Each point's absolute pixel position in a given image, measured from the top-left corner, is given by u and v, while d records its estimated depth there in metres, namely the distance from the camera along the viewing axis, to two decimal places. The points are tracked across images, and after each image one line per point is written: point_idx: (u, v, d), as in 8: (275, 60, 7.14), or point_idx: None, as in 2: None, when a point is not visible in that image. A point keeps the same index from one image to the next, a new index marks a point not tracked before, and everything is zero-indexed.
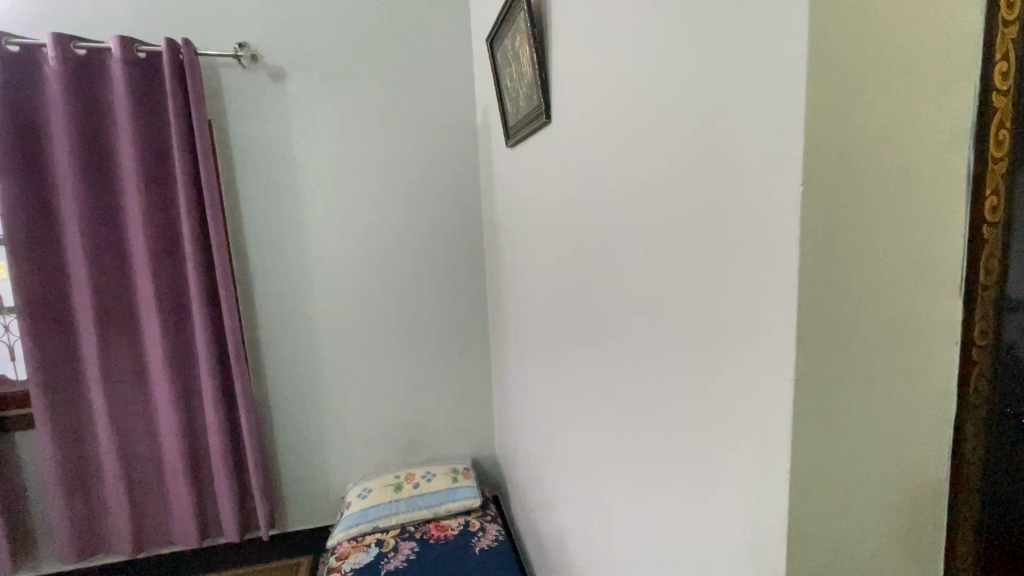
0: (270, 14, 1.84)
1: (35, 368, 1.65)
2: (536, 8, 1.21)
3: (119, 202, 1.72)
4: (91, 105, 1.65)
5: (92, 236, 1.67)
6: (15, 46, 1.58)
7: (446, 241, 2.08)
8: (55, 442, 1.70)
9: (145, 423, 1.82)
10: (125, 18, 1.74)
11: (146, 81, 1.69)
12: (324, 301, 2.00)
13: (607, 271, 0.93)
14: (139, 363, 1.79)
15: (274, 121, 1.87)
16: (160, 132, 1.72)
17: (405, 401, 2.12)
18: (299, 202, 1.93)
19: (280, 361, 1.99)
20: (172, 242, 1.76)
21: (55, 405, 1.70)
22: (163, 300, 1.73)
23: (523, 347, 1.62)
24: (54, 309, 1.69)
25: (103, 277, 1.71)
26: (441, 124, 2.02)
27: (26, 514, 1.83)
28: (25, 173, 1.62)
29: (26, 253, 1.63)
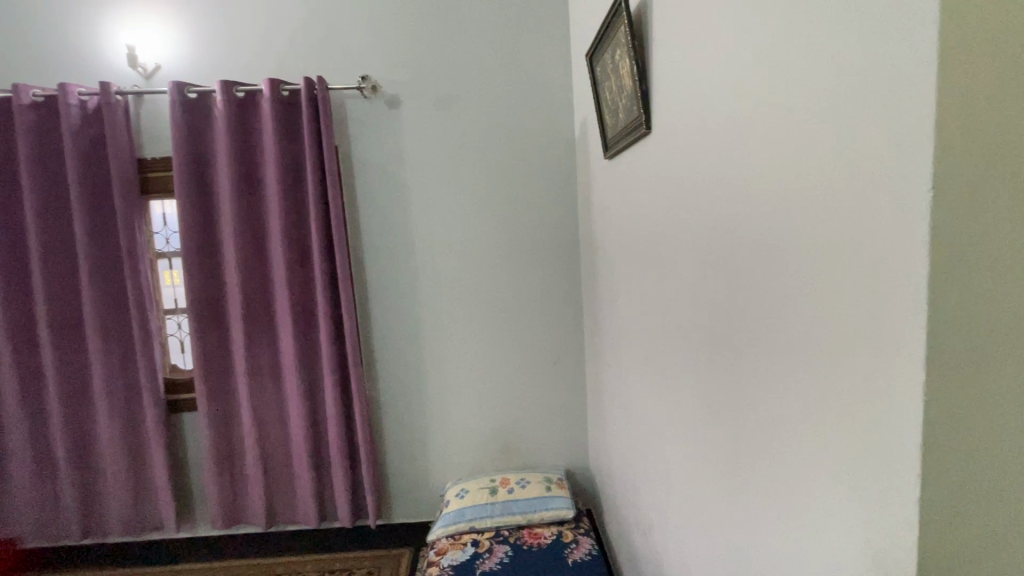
0: (389, 49, 2.03)
1: (198, 359, 1.97)
2: (637, 21, 1.22)
3: (263, 220, 1.99)
4: (245, 137, 1.95)
5: (242, 249, 1.95)
6: (193, 93, 1.92)
7: (543, 252, 2.12)
8: (210, 423, 2.00)
9: (278, 412, 2.07)
10: (272, 62, 2.03)
11: (288, 115, 1.95)
12: (428, 308, 2.14)
13: (709, 283, 0.91)
14: (275, 359, 2.05)
15: (390, 144, 2.07)
16: (297, 158, 1.97)
17: (502, 407, 2.19)
18: (409, 217, 2.10)
19: (389, 362, 2.16)
20: (304, 254, 2.00)
21: (211, 392, 2.01)
22: (295, 304, 1.97)
23: (620, 358, 1.61)
24: (213, 310, 2.01)
25: (251, 285, 1.98)
26: (540, 138, 2.08)
27: (188, 482, 2.17)
28: (197, 197, 1.95)
29: (196, 263, 1.95)
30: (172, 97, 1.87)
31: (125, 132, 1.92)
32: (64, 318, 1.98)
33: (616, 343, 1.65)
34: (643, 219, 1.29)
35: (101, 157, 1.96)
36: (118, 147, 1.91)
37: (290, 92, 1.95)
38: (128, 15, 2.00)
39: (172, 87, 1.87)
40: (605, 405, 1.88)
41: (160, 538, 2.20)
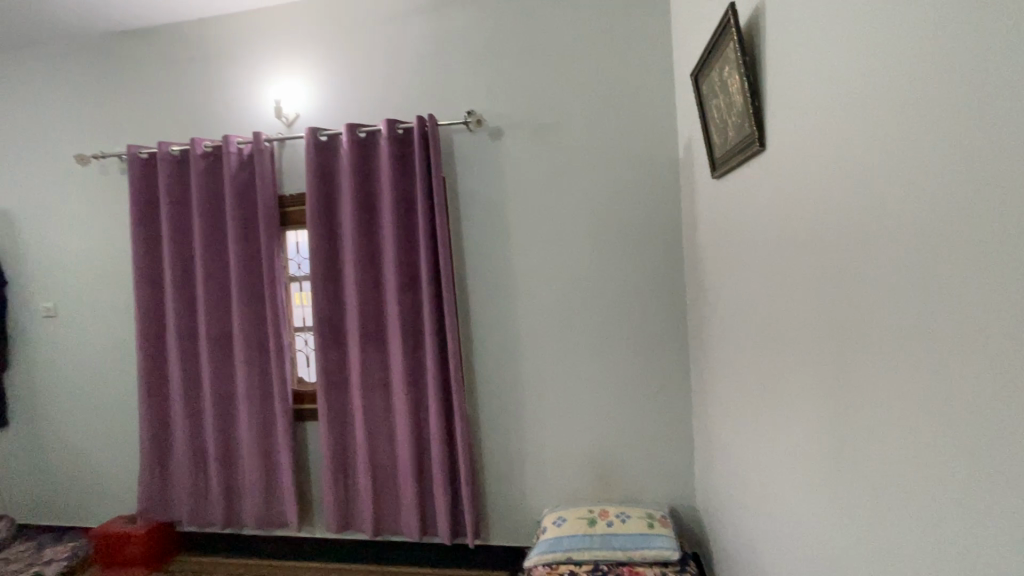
0: (493, 85, 2.15)
1: (321, 373, 2.17)
2: (746, 35, 1.17)
3: (379, 247, 2.17)
4: (365, 172, 2.15)
5: (360, 273, 2.14)
6: (324, 136, 2.18)
7: (644, 277, 2.06)
8: (329, 432, 2.19)
9: (387, 426, 2.21)
10: (389, 105, 2.24)
11: (402, 151, 2.13)
12: (527, 331, 2.17)
13: (832, 310, 0.82)
14: (386, 375, 2.20)
15: (492, 173, 2.16)
16: (409, 190, 2.13)
17: (600, 436, 2.13)
18: (509, 242, 2.16)
19: (488, 383, 2.21)
20: (413, 278, 2.14)
21: (331, 403, 2.20)
22: (404, 324, 2.11)
23: (731, 390, 1.49)
24: (335, 329, 2.21)
25: (367, 306, 2.16)
26: (641, 161, 2.05)
27: (308, 486, 2.38)
28: (324, 228, 2.18)
29: (321, 286, 2.18)
30: (307, 140, 2.14)
31: (270, 172, 2.22)
32: (218, 333, 2.31)
33: (725, 373, 1.54)
34: (755, 240, 1.20)
35: (251, 195, 2.28)
36: (264, 186, 2.21)
37: (404, 130, 2.13)
38: (276, 74, 2.34)
39: (307, 132, 2.13)
40: (713, 439, 1.75)
41: (285, 536, 2.42)
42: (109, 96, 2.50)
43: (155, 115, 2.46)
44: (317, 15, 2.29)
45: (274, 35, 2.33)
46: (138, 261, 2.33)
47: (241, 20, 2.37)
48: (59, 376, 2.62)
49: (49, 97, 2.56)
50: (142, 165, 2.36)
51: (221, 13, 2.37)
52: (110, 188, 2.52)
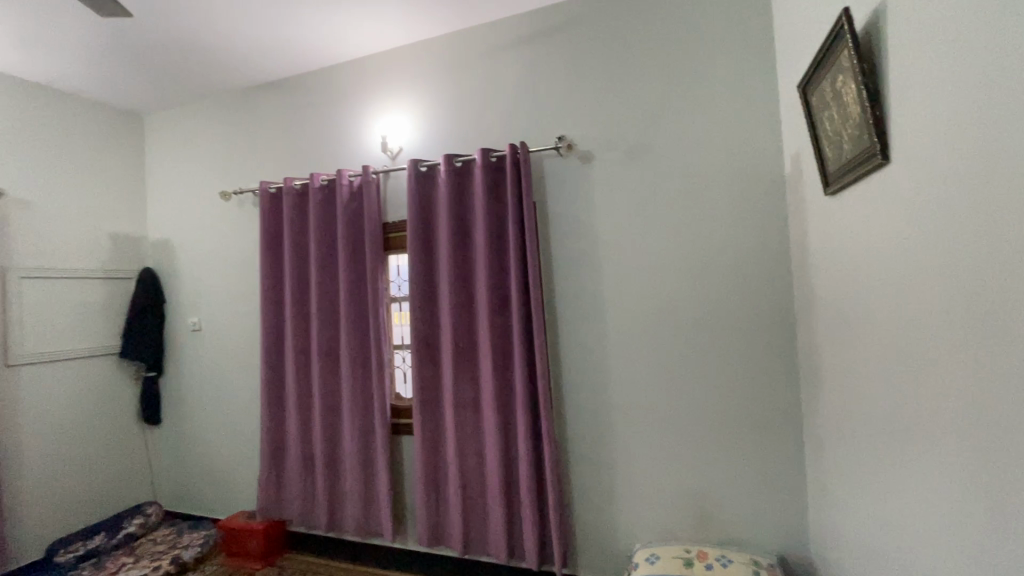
0: (585, 110, 2.17)
1: (417, 390, 2.28)
2: (864, 41, 1.08)
3: (472, 270, 2.26)
4: (460, 199, 2.27)
5: (454, 295, 2.23)
6: (424, 167, 2.34)
7: (747, 302, 1.93)
8: (422, 448, 2.28)
9: (477, 444, 2.25)
10: (484, 136, 2.36)
11: (495, 178, 2.22)
12: (617, 355, 2.12)
13: (993, 343, 0.71)
14: (476, 394, 2.26)
15: (583, 197, 2.17)
16: (501, 215, 2.21)
17: (698, 470, 2.00)
18: (599, 265, 2.15)
19: (577, 407, 2.18)
20: (503, 300, 2.20)
21: (425, 419, 2.30)
22: (494, 345, 2.16)
23: (850, 430, 1.33)
24: (429, 348, 2.32)
25: (459, 327, 2.24)
26: (743, 178, 1.93)
27: (403, 499, 2.49)
28: (422, 252, 2.32)
29: (419, 307, 2.31)
30: (409, 172, 2.31)
31: (376, 202, 2.42)
32: (328, 349, 2.52)
33: (843, 409, 1.38)
34: (880, 262, 1.09)
35: (359, 223, 2.49)
36: (371, 214, 2.41)
37: (497, 158, 2.22)
38: (383, 113, 2.57)
39: (410, 164, 2.30)
40: (829, 483, 1.57)
41: (381, 545, 2.54)
42: (249, 141, 2.89)
43: (283, 154, 2.80)
44: (420, 58, 2.49)
45: (383, 78, 2.57)
46: (265, 284, 2.64)
47: (355, 67, 2.64)
48: (200, 383, 3.02)
49: (203, 144, 3.03)
50: (271, 199, 2.68)
51: (339, 62, 2.67)
52: (245, 219, 2.89)
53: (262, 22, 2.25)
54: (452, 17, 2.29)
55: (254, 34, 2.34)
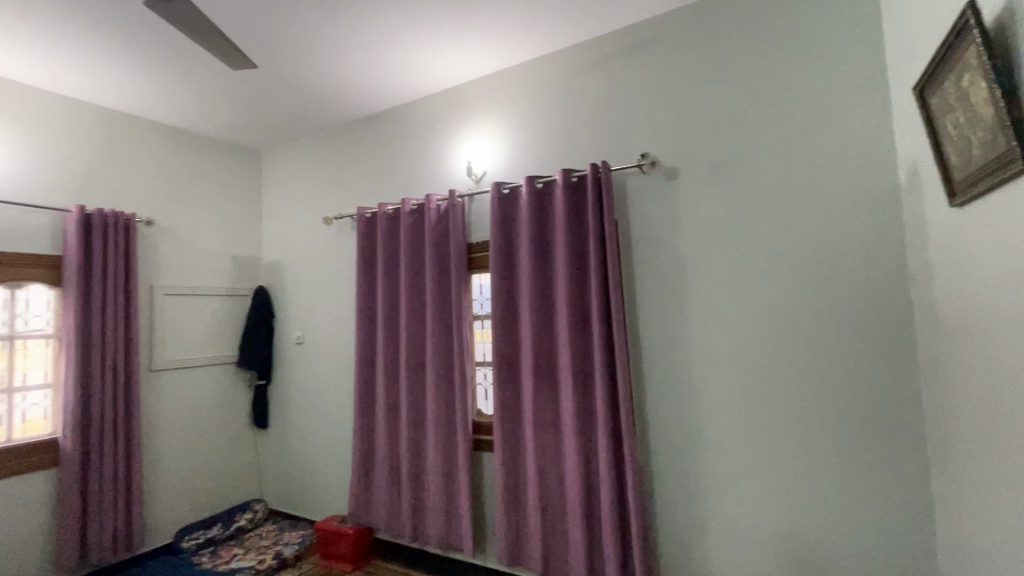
0: (669, 127, 2.13)
1: (498, 407, 2.32)
2: (996, 33, 0.96)
3: (553, 289, 2.28)
4: (541, 220, 2.30)
5: (535, 314, 2.25)
6: (506, 189, 2.41)
7: (857, 325, 1.75)
8: (503, 465, 2.30)
9: (557, 465, 2.23)
10: (566, 156, 2.39)
11: (576, 198, 2.23)
12: (705, 380, 2.02)
13: None
14: (556, 414, 2.24)
15: (668, 214, 2.12)
16: (582, 234, 2.21)
17: (800, 510, 1.82)
18: (686, 284, 2.07)
19: (662, 432, 2.10)
20: (584, 320, 2.18)
21: (506, 437, 2.32)
22: (575, 365, 2.14)
23: (991, 476, 1.15)
24: (510, 366, 2.36)
25: (540, 346, 2.26)
26: (850, 190, 1.77)
27: (483, 515, 2.52)
28: (504, 271, 2.37)
29: (500, 325, 2.35)
30: (492, 195, 2.39)
31: (461, 225, 2.53)
32: (415, 364, 2.64)
33: (980, 452, 1.20)
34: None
35: (445, 244, 2.61)
36: (456, 235, 2.52)
37: (578, 178, 2.23)
38: (465, 139, 2.70)
39: (493, 187, 2.39)
40: (965, 538, 1.36)
41: (461, 560, 2.58)
42: (349, 171, 3.15)
43: (378, 181, 3.01)
44: (505, 85, 2.59)
45: (469, 107, 2.70)
46: (360, 302, 2.84)
47: (444, 97, 2.80)
48: (303, 392, 3.28)
49: (310, 175, 3.36)
50: (366, 223, 2.89)
51: (430, 94, 2.85)
52: (344, 242, 3.14)
53: (361, 63, 2.46)
54: (534, 44, 2.37)
55: (356, 75, 2.58)
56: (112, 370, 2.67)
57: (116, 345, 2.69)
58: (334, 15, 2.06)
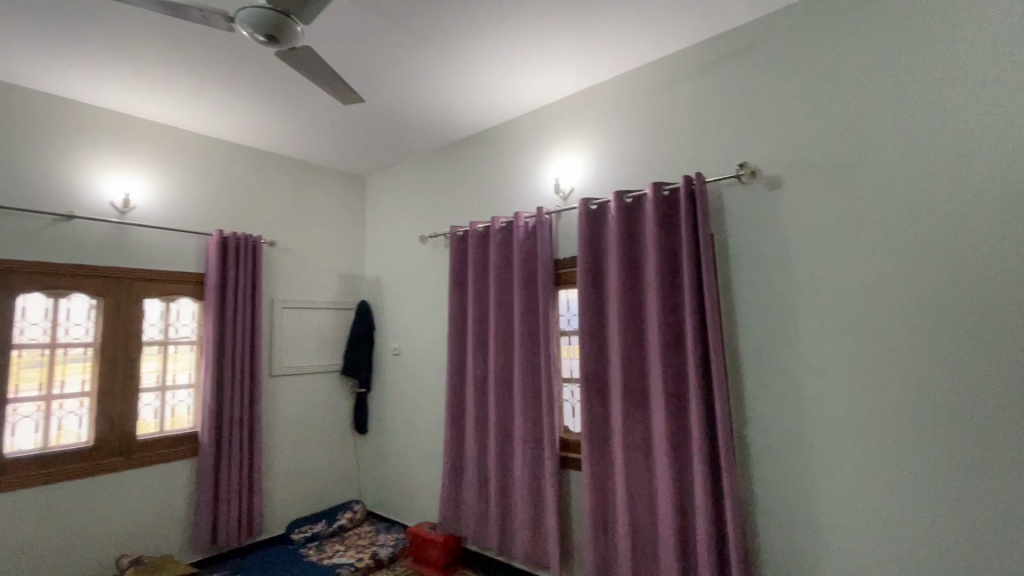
0: (770, 133, 2.01)
1: (586, 425, 2.28)
2: None
3: (643, 306, 2.22)
4: (631, 235, 2.26)
5: (625, 332, 2.20)
6: (594, 205, 2.40)
7: (1012, 350, 1.49)
8: (591, 486, 2.25)
9: (648, 489, 2.14)
10: (657, 170, 2.33)
11: (667, 212, 2.17)
12: (816, 406, 1.84)
13: None
14: (647, 436, 2.16)
15: (770, 226, 1.98)
16: (674, 249, 2.14)
17: (937, 562, 1.58)
18: (792, 301, 1.91)
19: (766, 461, 1.93)
20: (677, 338, 2.10)
21: (594, 457, 2.27)
22: (667, 385, 2.05)
23: None
24: (598, 384, 2.32)
25: (630, 364, 2.20)
26: (997, 193, 1.54)
27: (571, 535, 2.48)
28: (592, 288, 2.35)
29: (588, 342, 2.33)
30: (580, 211, 2.39)
31: (549, 241, 2.56)
32: (503, 378, 2.70)
33: None
34: None
35: (533, 260, 2.65)
36: (544, 252, 2.55)
37: (670, 191, 2.17)
38: (556, 157, 2.73)
39: (581, 204, 2.39)
40: None
41: None
42: (443, 192, 3.33)
43: (469, 201, 3.15)
44: (594, 101, 2.60)
45: (558, 125, 2.74)
46: (451, 316, 2.96)
47: (534, 117, 2.87)
48: (398, 400, 3.48)
49: (408, 197, 3.59)
50: (458, 241, 3.03)
51: (520, 115, 2.93)
52: (438, 258, 3.30)
53: (454, 91, 2.61)
54: (622, 58, 2.36)
55: (449, 102, 2.73)
56: (240, 374, 3.02)
57: (244, 352, 3.05)
58: (430, 49, 2.21)
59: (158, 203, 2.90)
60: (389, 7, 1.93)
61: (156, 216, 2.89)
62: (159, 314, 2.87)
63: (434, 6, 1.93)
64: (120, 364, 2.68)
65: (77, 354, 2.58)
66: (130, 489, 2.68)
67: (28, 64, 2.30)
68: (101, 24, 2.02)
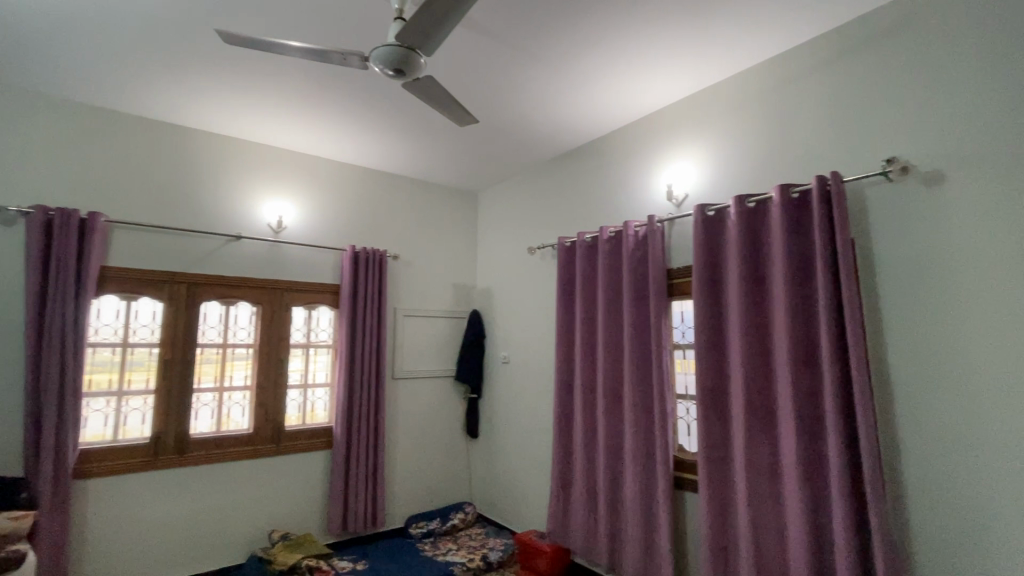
0: (925, 122, 1.76)
1: (703, 444, 2.15)
2: None
3: (769, 318, 2.04)
4: (754, 242, 2.10)
5: (747, 346, 2.04)
6: (711, 211, 2.27)
7: None
8: (709, 510, 2.10)
9: (777, 519, 1.95)
10: (783, 171, 2.15)
11: (798, 216, 1.98)
12: (996, 441, 1.55)
13: None
14: (775, 461, 1.97)
15: (928, 229, 1.72)
16: (806, 257, 1.95)
17: None
18: (959, 316, 1.64)
19: (926, 502, 1.66)
20: (811, 354, 1.90)
21: (713, 479, 2.12)
22: (799, 406, 1.86)
23: None
24: (718, 402, 2.17)
25: (754, 381, 2.03)
26: None
27: (687, 560, 2.34)
28: (710, 299, 2.22)
29: (706, 356, 2.20)
30: (696, 218, 2.27)
31: (661, 250, 2.47)
32: (612, 391, 2.64)
33: None
34: None
35: (644, 270, 2.58)
36: (656, 261, 2.47)
37: (800, 193, 1.98)
38: (668, 164, 2.64)
39: (696, 210, 2.28)
40: None
41: None
42: (551, 204, 3.39)
43: (577, 212, 3.16)
44: (710, 102, 2.48)
45: (671, 129, 2.65)
46: (560, 326, 2.98)
47: (645, 123, 2.81)
48: (507, 407, 3.57)
49: (518, 209, 3.70)
50: (567, 251, 3.04)
51: (629, 123, 2.89)
52: (546, 269, 3.35)
53: (561, 105, 2.66)
54: (740, 57, 2.23)
55: (557, 116, 2.79)
56: (368, 375, 3.33)
57: (371, 356, 3.35)
58: (539, 66, 2.28)
59: (304, 223, 3.33)
60: (504, 31, 2.03)
61: (302, 234, 3.31)
62: (303, 319, 3.27)
63: (544, 24, 1.99)
64: (273, 364, 3.11)
65: (241, 353, 3.03)
66: (279, 472, 3.08)
67: (212, 113, 2.80)
68: (266, 74, 2.39)
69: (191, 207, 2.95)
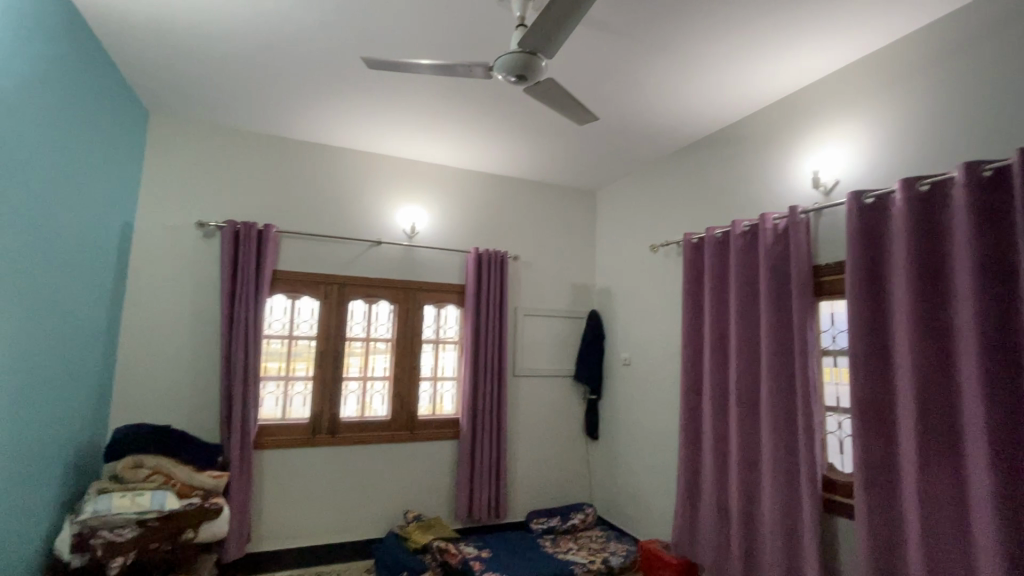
0: None
1: (861, 465, 1.87)
2: None
3: (950, 322, 1.72)
4: (929, 231, 1.79)
5: (920, 353, 1.74)
6: (870, 198, 1.98)
7: None
8: (870, 541, 1.83)
9: (961, 562, 1.63)
10: (969, 146, 1.80)
11: (991, 198, 1.64)
12: None
13: None
14: (960, 491, 1.66)
15: None
16: (1004, 247, 1.60)
17: None
18: None
19: None
20: (1011, 366, 1.56)
21: (873, 506, 1.84)
22: (995, 428, 1.54)
23: None
24: (880, 418, 1.89)
25: (929, 395, 1.73)
26: None
27: None
28: (869, 298, 1.94)
29: (864, 365, 1.92)
30: (850, 206, 2.00)
31: (806, 244, 2.21)
32: (747, 399, 2.43)
33: None
34: None
35: (784, 266, 2.33)
36: (799, 257, 2.22)
37: (994, 170, 1.64)
38: (815, 148, 2.36)
39: (851, 198, 2.00)
40: None
41: None
42: (675, 199, 3.22)
43: (705, 206, 2.97)
44: (868, 73, 2.16)
45: (818, 109, 2.36)
46: (686, 327, 2.83)
47: (785, 105, 2.54)
48: (629, 410, 3.48)
49: (639, 206, 3.59)
50: (693, 248, 2.87)
51: (766, 107, 2.64)
52: (669, 268, 3.20)
53: (687, 95, 2.52)
54: (908, 17, 1.92)
55: (683, 106, 2.65)
56: (492, 371, 3.48)
57: (494, 353, 3.50)
58: (663, 56, 2.19)
59: (434, 228, 3.58)
60: (627, 26, 1.99)
61: (432, 238, 3.58)
62: (434, 317, 3.53)
63: (668, 12, 1.91)
64: (408, 358, 3.39)
65: (381, 346, 3.35)
66: (413, 457, 3.35)
67: (359, 133, 3.16)
68: (404, 93, 2.62)
69: (341, 217, 3.35)
